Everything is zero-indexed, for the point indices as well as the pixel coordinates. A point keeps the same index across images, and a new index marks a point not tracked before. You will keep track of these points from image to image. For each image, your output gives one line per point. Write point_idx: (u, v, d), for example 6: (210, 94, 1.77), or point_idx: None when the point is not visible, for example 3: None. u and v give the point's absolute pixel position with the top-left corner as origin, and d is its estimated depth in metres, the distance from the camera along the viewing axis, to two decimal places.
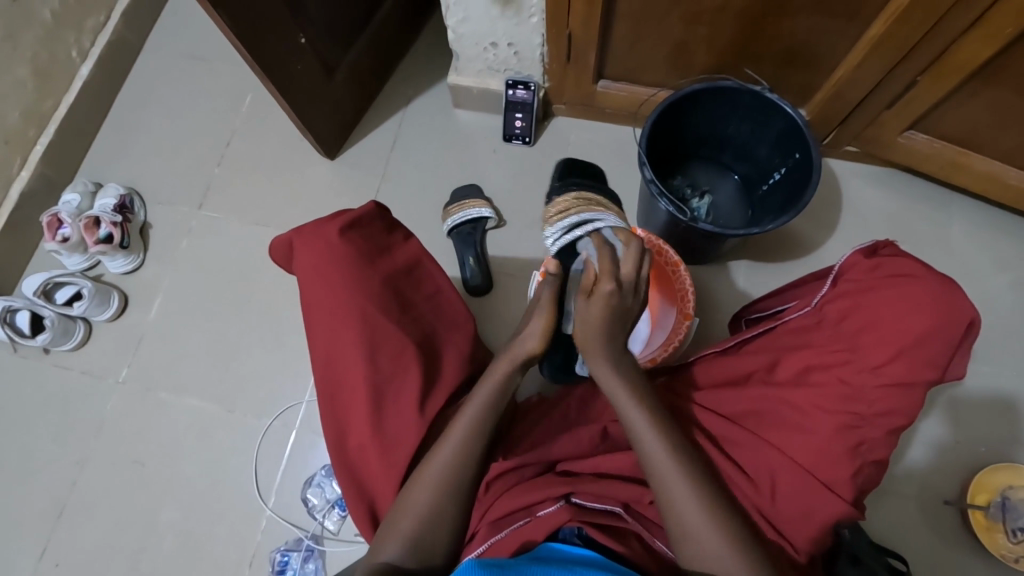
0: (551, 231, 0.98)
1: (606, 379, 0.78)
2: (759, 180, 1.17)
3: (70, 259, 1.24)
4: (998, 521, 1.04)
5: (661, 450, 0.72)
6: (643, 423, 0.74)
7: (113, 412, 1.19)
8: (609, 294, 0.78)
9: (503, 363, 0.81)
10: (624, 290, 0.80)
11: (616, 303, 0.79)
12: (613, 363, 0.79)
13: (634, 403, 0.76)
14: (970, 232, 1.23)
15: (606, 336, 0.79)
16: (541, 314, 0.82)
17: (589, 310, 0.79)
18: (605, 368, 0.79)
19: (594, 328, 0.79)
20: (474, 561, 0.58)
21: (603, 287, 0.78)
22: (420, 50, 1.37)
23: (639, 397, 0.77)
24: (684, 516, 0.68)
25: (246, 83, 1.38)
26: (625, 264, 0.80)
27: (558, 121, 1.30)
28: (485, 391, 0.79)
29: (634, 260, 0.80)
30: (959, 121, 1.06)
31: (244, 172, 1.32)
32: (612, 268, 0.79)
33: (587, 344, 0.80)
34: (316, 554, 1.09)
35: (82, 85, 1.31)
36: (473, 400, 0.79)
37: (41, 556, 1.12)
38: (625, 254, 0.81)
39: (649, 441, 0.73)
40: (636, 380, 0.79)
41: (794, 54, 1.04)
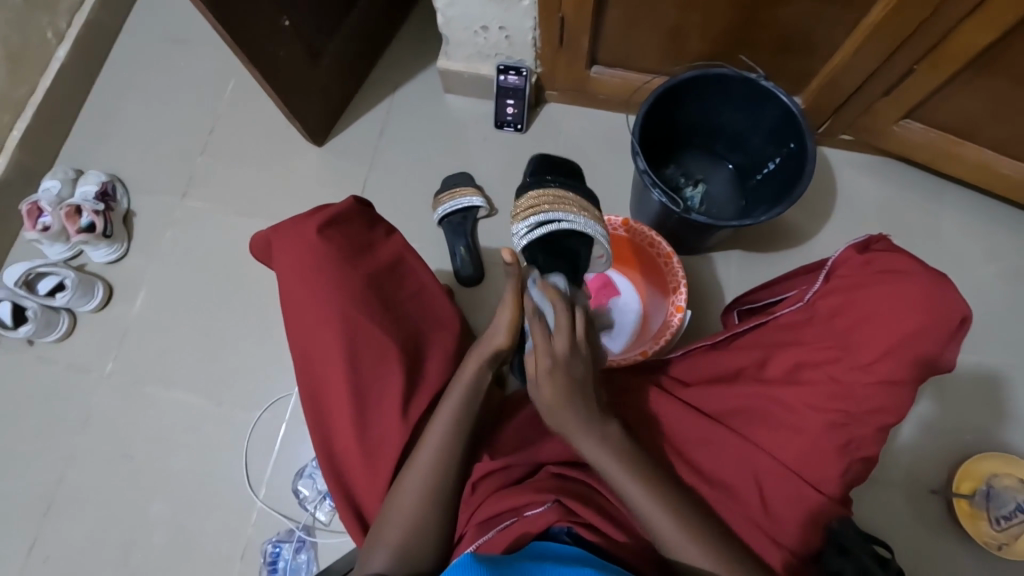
0: (518, 226, 0.90)
1: (593, 454, 0.73)
2: (753, 169, 1.16)
3: (53, 248, 1.21)
4: (982, 509, 1.06)
5: (662, 515, 0.69)
6: (635, 487, 0.71)
7: (100, 404, 1.18)
8: (552, 370, 0.73)
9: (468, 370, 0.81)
10: (564, 361, 0.74)
11: (563, 377, 0.74)
12: (598, 434, 0.74)
13: (623, 469, 0.72)
14: (962, 221, 1.23)
15: (578, 413, 0.74)
16: (507, 309, 0.80)
17: (542, 390, 0.74)
18: (591, 443, 0.73)
19: (554, 408, 0.74)
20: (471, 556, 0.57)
21: (543, 365, 0.74)
22: (409, 33, 1.33)
23: (630, 466, 0.72)
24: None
25: (229, 66, 1.34)
26: (558, 337, 0.74)
27: (550, 108, 1.28)
28: (459, 393, 0.80)
29: (566, 332, 0.74)
30: (953, 110, 1.05)
31: (229, 159, 1.29)
32: (546, 340, 0.74)
33: (562, 424, 0.74)
34: (308, 545, 1.09)
35: (59, 68, 1.27)
36: (444, 408, 0.80)
37: (31, 549, 1.11)
38: (556, 325, 0.75)
39: (649, 508, 0.70)
40: (620, 441, 0.74)
41: (789, 41, 1.01)
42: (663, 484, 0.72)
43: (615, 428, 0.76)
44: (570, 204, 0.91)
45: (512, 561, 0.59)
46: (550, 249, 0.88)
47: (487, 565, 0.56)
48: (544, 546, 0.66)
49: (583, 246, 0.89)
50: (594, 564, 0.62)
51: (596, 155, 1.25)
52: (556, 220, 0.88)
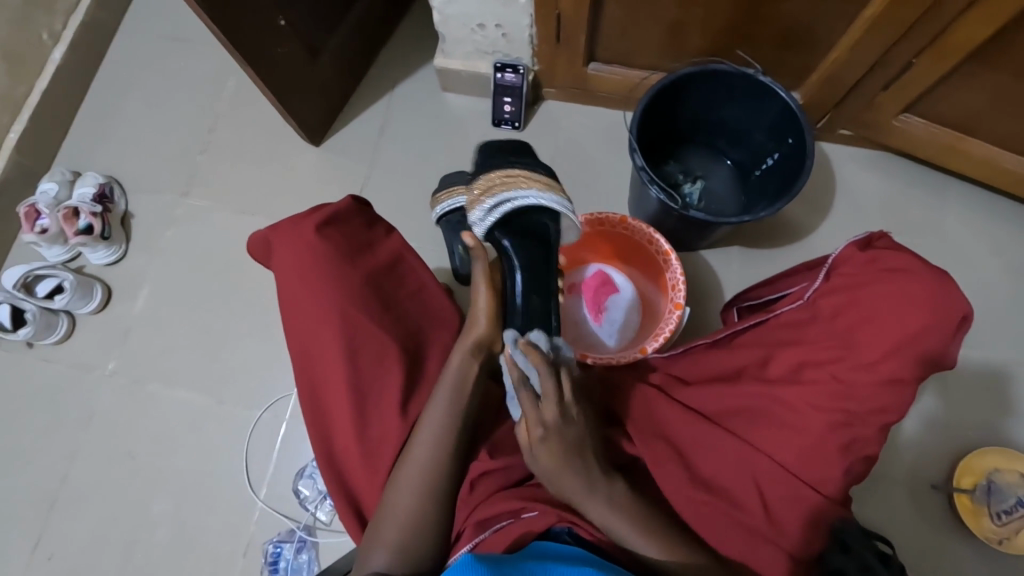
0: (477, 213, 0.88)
1: (602, 518, 0.70)
2: (753, 165, 1.16)
3: (51, 250, 1.21)
4: (983, 505, 1.06)
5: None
6: (650, 548, 0.68)
7: (99, 406, 1.18)
8: (545, 441, 0.72)
9: (457, 355, 0.83)
10: (560, 429, 0.73)
11: (558, 445, 0.72)
12: (605, 497, 0.71)
13: (636, 530, 0.69)
14: (963, 216, 1.23)
15: (582, 478, 0.71)
16: (482, 290, 0.84)
17: (539, 458, 0.73)
18: (600, 507, 0.70)
19: (556, 474, 0.72)
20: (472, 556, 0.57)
21: (536, 437, 0.73)
22: (406, 31, 1.33)
23: (641, 525, 0.70)
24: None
25: (226, 66, 1.34)
26: (546, 401, 0.73)
27: (548, 105, 1.27)
28: (449, 381, 0.81)
29: (554, 400, 0.73)
30: (954, 104, 1.04)
31: (227, 159, 1.29)
32: (536, 411, 0.73)
33: (565, 490, 0.72)
34: (310, 545, 1.09)
35: (55, 69, 1.27)
36: (441, 386, 0.81)
37: (32, 550, 1.12)
38: (541, 387, 0.73)
39: (669, 568, 0.68)
40: (629, 501, 0.72)
41: (788, 36, 1.01)
42: (675, 540, 0.71)
43: (618, 483, 0.73)
44: (520, 180, 0.89)
45: (515, 560, 0.59)
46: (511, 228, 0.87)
47: (492, 565, 0.56)
48: (544, 547, 0.65)
49: (549, 219, 0.89)
50: (595, 563, 0.62)
51: (595, 152, 1.25)
52: (508, 201, 0.87)
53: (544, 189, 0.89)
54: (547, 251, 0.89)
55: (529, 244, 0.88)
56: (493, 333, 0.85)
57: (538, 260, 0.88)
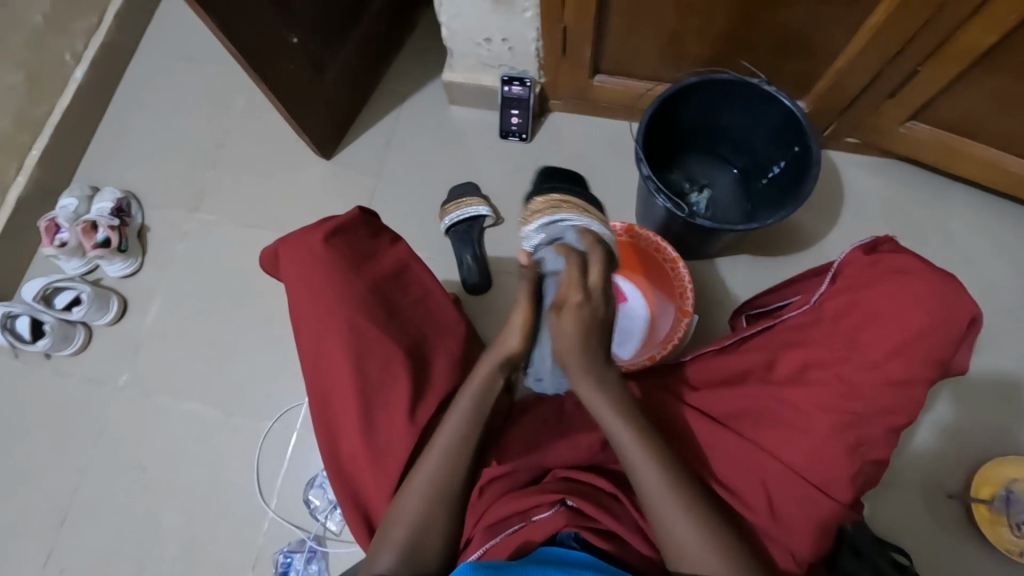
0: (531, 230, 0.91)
1: (590, 399, 0.76)
2: (758, 173, 1.16)
3: (69, 263, 1.24)
4: (1002, 514, 1.03)
5: (647, 462, 0.72)
6: (627, 436, 0.74)
7: (114, 416, 1.19)
8: (580, 305, 0.75)
9: (486, 364, 0.81)
10: (594, 301, 0.77)
11: (588, 314, 0.76)
12: (598, 380, 0.76)
13: (619, 419, 0.75)
14: (974, 222, 1.22)
15: (587, 354, 0.75)
16: (519, 309, 0.80)
17: (563, 327, 0.75)
18: (591, 390, 0.76)
19: (571, 344, 0.75)
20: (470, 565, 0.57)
21: (574, 299, 0.75)
22: (414, 47, 1.36)
23: (624, 415, 0.76)
24: (679, 538, 0.69)
25: (240, 84, 1.37)
26: (593, 274, 0.78)
27: (554, 117, 1.29)
28: (470, 395, 0.80)
29: (596, 270, 0.78)
30: (960, 110, 1.04)
31: (240, 174, 1.31)
32: (579, 278, 0.77)
33: (564, 363, 0.77)
34: (319, 555, 1.09)
35: (75, 89, 1.31)
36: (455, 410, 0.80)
37: (46, 561, 1.13)
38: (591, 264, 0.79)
39: (639, 460, 0.73)
40: (619, 392, 0.77)
41: (790, 44, 1.02)
42: (655, 441, 0.75)
43: (614, 376, 0.78)
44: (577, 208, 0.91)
45: (515, 564, 0.59)
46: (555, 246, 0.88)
47: (489, 569, 0.57)
48: (549, 552, 0.66)
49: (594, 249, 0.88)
50: (596, 569, 0.62)
51: (601, 163, 1.26)
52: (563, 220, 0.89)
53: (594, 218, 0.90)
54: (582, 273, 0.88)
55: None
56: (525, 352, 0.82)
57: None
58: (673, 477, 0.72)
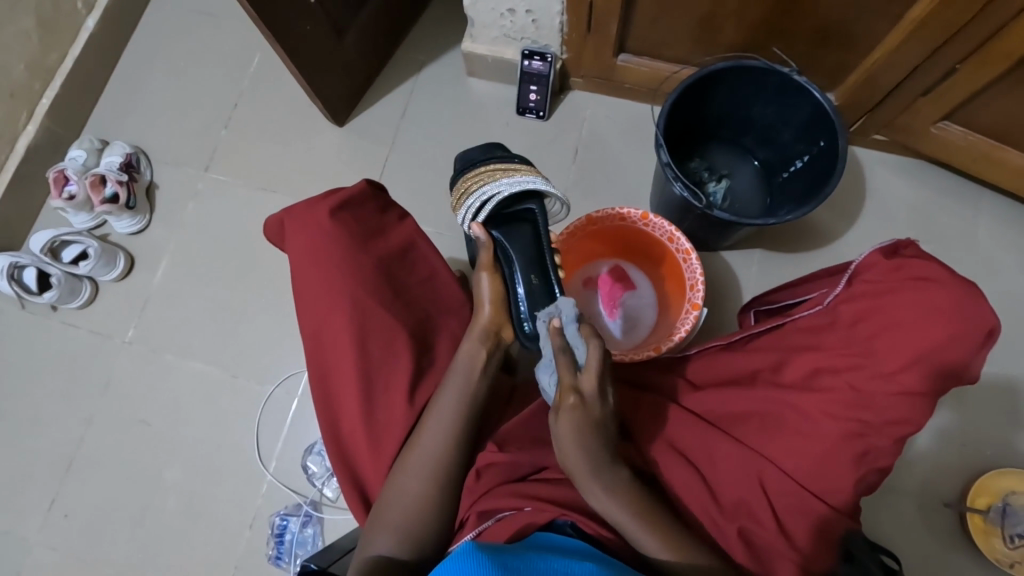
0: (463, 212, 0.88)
1: (601, 502, 0.69)
2: (781, 166, 1.13)
3: (77, 217, 1.23)
4: (996, 526, 1.03)
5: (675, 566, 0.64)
6: (650, 538, 0.66)
7: (118, 372, 1.20)
8: (574, 411, 0.72)
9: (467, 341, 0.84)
10: (589, 402, 0.73)
11: (586, 417, 0.72)
12: (607, 484, 0.69)
13: (637, 521, 0.67)
14: (998, 229, 1.19)
15: (590, 460, 0.70)
16: (484, 277, 0.87)
17: (559, 430, 0.72)
18: (600, 495, 0.69)
19: (570, 446, 0.71)
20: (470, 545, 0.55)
21: (568, 401, 0.73)
22: (434, 14, 1.31)
23: (639, 512, 0.68)
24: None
25: (255, 42, 1.34)
26: (587, 376, 0.74)
27: (574, 96, 1.26)
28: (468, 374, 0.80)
29: (593, 371, 0.74)
30: (998, 112, 1.00)
31: (251, 135, 1.29)
32: (572, 379, 0.74)
33: (569, 463, 0.71)
34: (315, 520, 1.11)
35: (88, 38, 1.28)
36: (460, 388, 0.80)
37: (49, 508, 1.15)
38: (585, 364, 0.75)
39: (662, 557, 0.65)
40: (631, 488, 0.70)
41: (828, 33, 0.98)
42: (676, 531, 0.68)
43: (623, 474, 0.71)
44: (499, 169, 0.88)
45: (517, 549, 0.55)
46: (497, 219, 0.89)
47: (493, 558, 0.52)
48: (545, 539, 0.64)
49: (532, 202, 0.89)
50: (598, 559, 0.60)
51: (618, 145, 1.23)
52: (490, 197, 0.86)
53: (526, 174, 0.88)
54: (536, 233, 0.90)
55: (520, 231, 0.89)
56: (500, 320, 0.86)
57: (523, 242, 0.88)
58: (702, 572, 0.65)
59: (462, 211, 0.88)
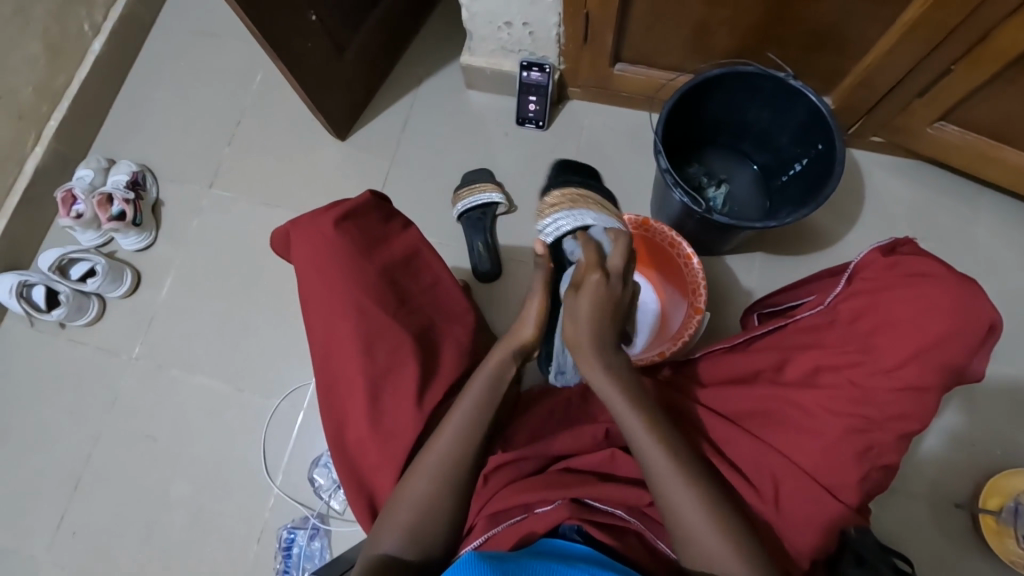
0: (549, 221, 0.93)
1: (600, 383, 0.75)
2: (779, 170, 1.14)
3: (84, 235, 1.25)
4: (1009, 526, 1.01)
5: (655, 446, 0.71)
6: (636, 420, 0.72)
7: (126, 388, 1.21)
8: (597, 285, 0.77)
9: (499, 352, 0.82)
10: (611, 282, 0.79)
11: (604, 293, 0.77)
12: (607, 365, 0.76)
13: (629, 404, 0.73)
14: (998, 229, 1.19)
15: (599, 336, 0.76)
16: (535, 300, 0.84)
17: (579, 303, 0.77)
18: (600, 374, 0.75)
19: (588, 318, 0.76)
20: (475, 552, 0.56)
21: (592, 276, 0.77)
22: (433, 29, 1.34)
23: (633, 400, 0.74)
24: (690, 525, 0.67)
25: (257, 60, 1.37)
26: (613, 258, 0.80)
27: (572, 105, 1.27)
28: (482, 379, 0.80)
29: (620, 254, 0.80)
30: (993, 112, 1.01)
31: (254, 151, 1.31)
32: (599, 260, 0.80)
33: (577, 338, 0.77)
34: (322, 532, 1.11)
35: (94, 61, 1.31)
36: (467, 394, 0.79)
37: (57, 527, 1.15)
38: (613, 250, 0.81)
39: (647, 442, 0.71)
40: (628, 376, 0.76)
41: (822, 38, 0.99)
42: (664, 423, 0.73)
43: (625, 363, 0.78)
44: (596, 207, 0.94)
45: (519, 556, 0.57)
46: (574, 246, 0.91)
47: (495, 564, 0.54)
48: (552, 544, 0.64)
49: None
50: (599, 563, 0.61)
51: (616, 153, 1.24)
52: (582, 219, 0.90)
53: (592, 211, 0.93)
54: None
55: None
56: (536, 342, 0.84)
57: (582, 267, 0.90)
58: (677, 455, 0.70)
59: (547, 220, 0.94)
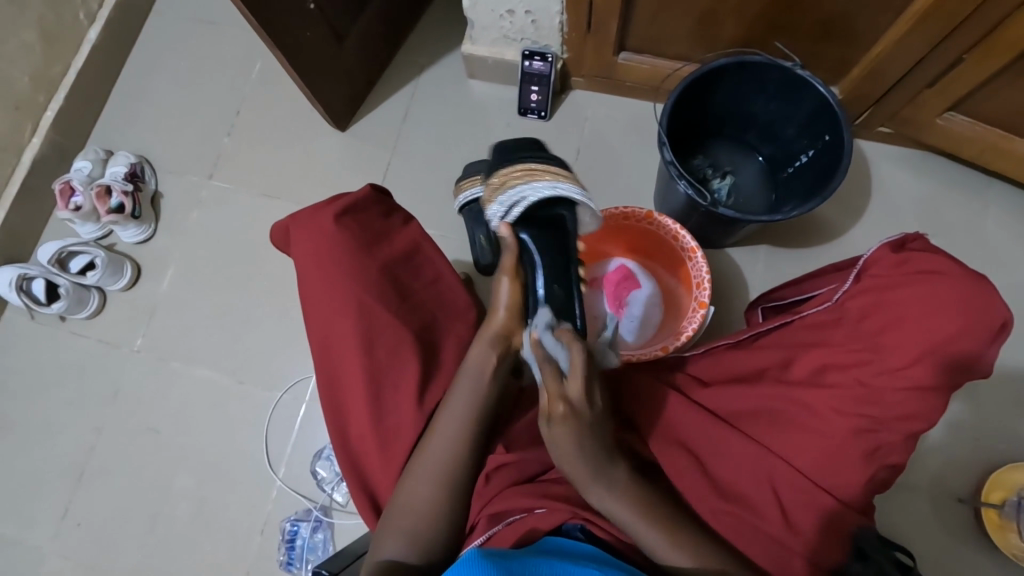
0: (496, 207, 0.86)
1: (609, 506, 0.69)
2: (785, 162, 1.12)
3: (84, 227, 1.24)
4: (1012, 521, 1.00)
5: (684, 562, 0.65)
6: (654, 536, 0.67)
7: (128, 381, 1.21)
8: (567, 416, 0.70)
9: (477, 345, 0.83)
10: (579, 407, 0.71)
11: (578, 423, 0.71)
12: (606, 487, 0.70)
13: (641, 518, 0.68)
14: (1007, 221, 1.17)
15: (587, 462, 0.70)
16: (505, 280, 0.84)
17: (554, 437, 0.71)
18: (602, 495, 0.69)
19: (566, 456, 0.70)
20: (477, 550, 0.55)
21: (557, 412, 0.70)
22: (433, 16, 1.31)
23: (643, 512, 0.68)
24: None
25: (255, 48, 1.35)
26: (572, 378, 0.71)
27: (575, 95, 1.25)
28: (470, 377, 0.81)
29: (579, 374, 0.71)
30: (1004, 104, 0.99)
31: (253, 142, 1.30)
32: (559, 386, 0.72)
33: (571, 475, 0.71)
34: (325, 525, 1.11)
35: (90, 49, 1.29)
36: (468, 395, 0.79)
37: (62, 518, 1.16)
38: (570, 369, 0.72)
39: (671, 556, 0.66)
40: (631, 487, 0.71)
41: (831, 27, 0.97)
42: (682, 529, 0.68)
43: (622, 472, 0.72)
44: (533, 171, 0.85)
45: (520, 553, 0.57)
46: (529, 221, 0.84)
47: (498, 562, 0.53)
48: (556, 543, 0.64)
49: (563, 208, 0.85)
50: (604, 563, 0.60)
51: (620, 144, 1.23)
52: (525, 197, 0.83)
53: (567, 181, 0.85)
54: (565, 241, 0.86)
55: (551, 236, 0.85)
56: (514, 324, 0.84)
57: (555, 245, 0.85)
58: (698, 552, 0.67)
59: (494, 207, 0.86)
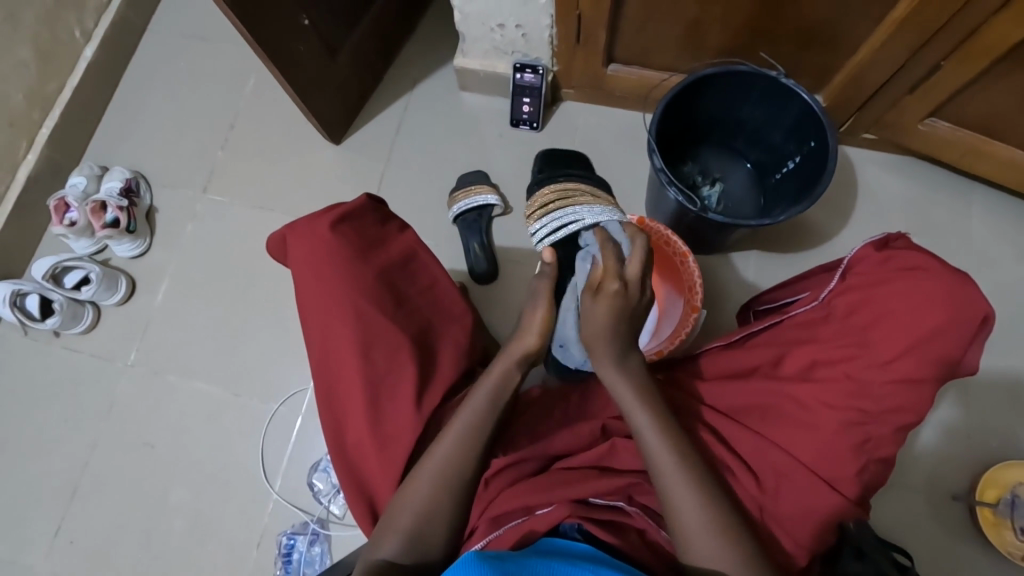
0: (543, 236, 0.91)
1: (615, 386, 0.76)
2: (773, 167, 1.14)
3: (78, 243, 1.24)
4: (1007, 518, 1.02)
5: (663, 447, 0.71)
6: (646, 421, 0.73)
7: (123, 396, 1.20)
8: (615, 295, 0.77)
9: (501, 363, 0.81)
10: (630, 288, 0.78)
11: (622, 303, 0.77)
12: (620, 366, 0.77)
13: (639, 403, 0.75)
14: (990, 223, 1.20)
15: (613, 341, 0.77)
16: (541, 308, 0.83)
17: (595, 309, 0.77)
18: (612, 373, 0.77)
19: (598, 328, 0.77)
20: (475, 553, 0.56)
21: (609, 286, 0.77)
22: (425, 32, 1.34)
23: (647, 402, 0.75)
24: (684, 517, 0.68)
25: (250, 65, 1.36)
26: (631, 262, 0.78)
27: (566, 106, 1.28)
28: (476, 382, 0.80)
29: (638, 258, 0.78)
30: (983, 107, 1.02)
31: (248, 157, 1.31)
32: (616, 266, 0.78)
33: (593, 347, 0.78)
34: (322, 538, 1.10)
35: (86, 67, 1.31)
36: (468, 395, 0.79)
37: (54, 536, 1.14)
38: (630, 254, 0.79)
39: (654, 441, 0.72)
40: (643, 379, 0.77)
41: (813, 35, 0.99)
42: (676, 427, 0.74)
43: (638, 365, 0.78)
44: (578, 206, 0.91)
45: (518, 556, 0.57)
46: None
47: (495, 564, 0.54)
48: (552, 544, 0.64)
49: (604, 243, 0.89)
50: (600, 561, 0.60)
51: (610, 153, 1.25)
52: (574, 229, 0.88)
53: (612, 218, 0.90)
54: None
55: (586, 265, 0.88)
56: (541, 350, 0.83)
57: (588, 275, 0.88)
58: (678, 444, 0.72)
59: None
